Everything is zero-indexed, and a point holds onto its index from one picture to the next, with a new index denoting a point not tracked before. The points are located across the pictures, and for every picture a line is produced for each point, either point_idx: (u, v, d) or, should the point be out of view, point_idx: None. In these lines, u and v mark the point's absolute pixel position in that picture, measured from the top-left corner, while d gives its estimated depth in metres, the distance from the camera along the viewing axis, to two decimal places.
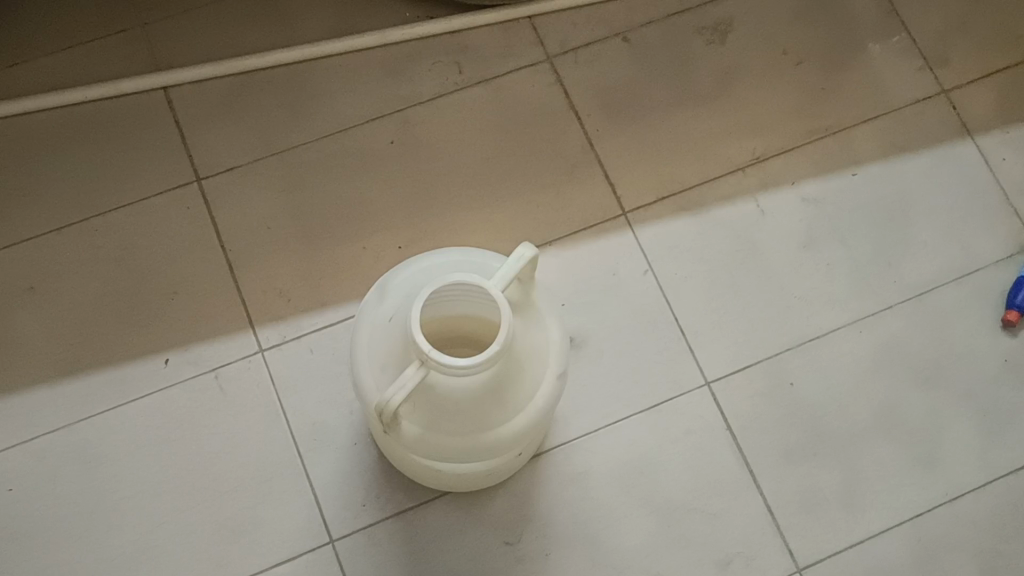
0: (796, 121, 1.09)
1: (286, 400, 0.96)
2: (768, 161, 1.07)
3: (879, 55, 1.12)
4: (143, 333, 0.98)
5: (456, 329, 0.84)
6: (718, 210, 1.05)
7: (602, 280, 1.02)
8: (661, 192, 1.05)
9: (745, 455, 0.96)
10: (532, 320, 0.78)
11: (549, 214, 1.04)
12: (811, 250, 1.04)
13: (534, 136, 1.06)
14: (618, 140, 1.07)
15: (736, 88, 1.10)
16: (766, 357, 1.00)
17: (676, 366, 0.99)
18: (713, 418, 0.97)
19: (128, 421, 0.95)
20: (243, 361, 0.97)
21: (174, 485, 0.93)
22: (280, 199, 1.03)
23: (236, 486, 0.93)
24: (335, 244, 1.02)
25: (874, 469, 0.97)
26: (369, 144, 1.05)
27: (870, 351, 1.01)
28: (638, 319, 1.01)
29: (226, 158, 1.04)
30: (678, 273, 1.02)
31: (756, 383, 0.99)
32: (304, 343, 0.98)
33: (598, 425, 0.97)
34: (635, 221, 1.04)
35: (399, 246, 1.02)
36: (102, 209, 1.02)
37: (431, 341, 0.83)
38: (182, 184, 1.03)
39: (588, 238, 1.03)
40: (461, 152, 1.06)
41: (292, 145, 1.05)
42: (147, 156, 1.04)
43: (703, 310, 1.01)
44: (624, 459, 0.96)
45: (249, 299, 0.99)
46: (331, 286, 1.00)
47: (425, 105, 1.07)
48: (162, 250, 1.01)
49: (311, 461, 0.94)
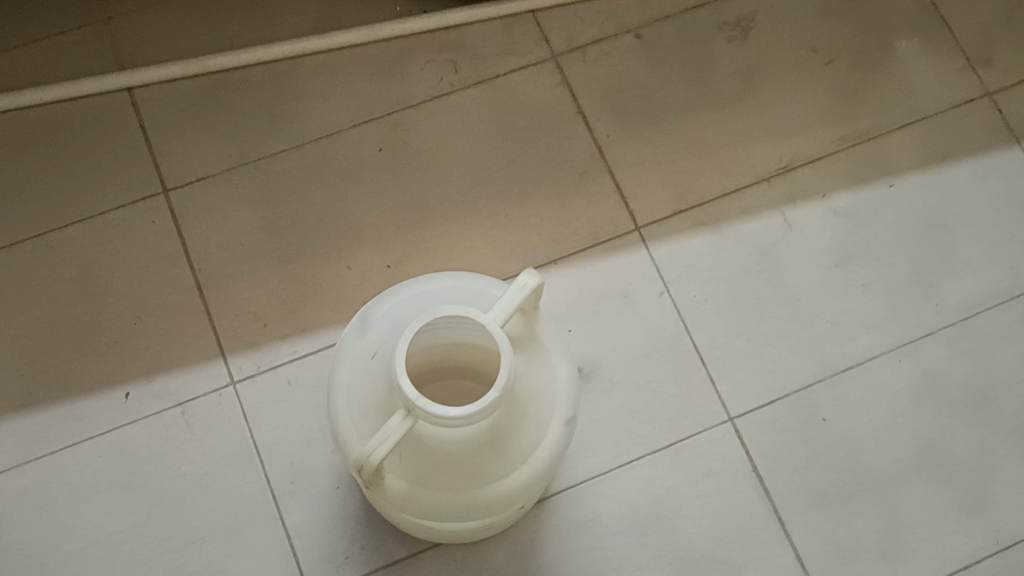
0: (826, 126, 0.99)
1: (261, 439, 0.86)
2: (795, 171, 0.97)
3: (917, 53, 1.02)
4: (103, 362, 0.88)
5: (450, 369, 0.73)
6: (742, 225, 0.95)
7: (613, 304, 0.92)
8: (679, 204, 0.95)
9: (773, 500, 0.86)
10: (537, 357, 0.68)
11: (554, 229, 0.94)
12: (844, 269, 0.94)
13: (536, 142, 0.96)
14: (631, 147, 0.97)
15: (759, 90, 1.00)
16: (794, 390, 0.90)
17: (696, 399, 0.89)
18: (736, 457, 0.87)
19: (84, 463, 0.85)
20: (212, 395, 0.87)
21: (134, 534, 0.83)
22: (256, 213, 0.93)
23: (203, 535, 0.83)
24: (316, 263, 0.91)
25: (916, 515, 0.87)
26: (355, 151, 0.95)
27: (910, 382, 0.91)
28: (653, 347, 0.90)
29: (196, 167, 0.94)
30: (698, 296, 0.92)
31: (784, 418, 0.89)
32: (281, 373, 0.88)
33: (608, 466, 0.87)
34: (649, 236, 0.94)
35: (388, 264, 0.92)
36: (58, 223, 0.92)
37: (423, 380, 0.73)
38: (146, 196, 0.93)
39: (596, 256, 0.93)
40: (457, 160, 0.95)
41: (269, 152, 0.95)
42: (109, 165, 0.94)
43: (725, 337, 0.91)
44: (638, 504, 0.86)
45: (220, 324, 0.89)
46: (312, 310, 0.90)
47: (418, 108, 0.97)
48: (123, 270, 0.91)
49: (288, 507, 0.84)
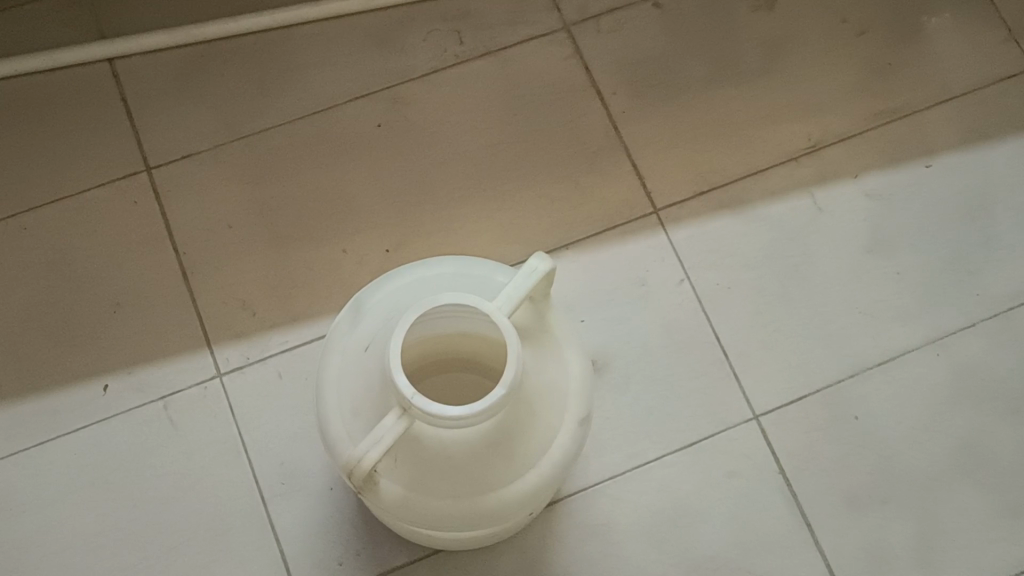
0: (857, 102, 0.92)
1: (248, 436, 0.80)
2: (825, 150, 0.90)
3: (954, 25, 0.95)
4: (80, 353, 0.82)
5: (452, 364, 0.67)
6: (768, 208, 0.88)
7: (628, 293, 0.85)
8: (699, 184, 0.88)
9: (801, 504, 0.80)
10: (547, 351, 0.61)
11: (565, 211, 0.87)
12: (877, 255, 0.88)
13: (547, 118, 0.90)
14: (648, 122, 0.90)
15: (786, 64, 0.93)
16: (824, 386, 0.83)
17: (717, 395, 0.82)
18: (761, 457, 0.81)
19: (60, 461, 0.79)
20: (197, 388, 0.81)
21: (111, 539, 0.77)
22: (245, 193, 0.87)
23: (186, 540, 0.77)
24: (310, 247, 0.85)
25: (955, 521, 0.80)
26: (353, 127, 0.89)
27: (948, 377, 0.84)
28: (671, 338, 0.84)
29: (180, 143, 0.88)
30: (719, 283, 0.86)
31: (813, 416, 0.82)
32: (270, 366, 0.81)
33: (622, 467, 0.80)
34: (668, 219, 0.87)
35: (387, 248, 0.85)
36: (34, 203, 0.86)
37: (423, 376, 0.67)
38: (127, 175, 0.87)
39: (611, 241, 0.86)
40: (461, 138, 0.89)
41: (259, 127, 0.88)
42: (87, 142, 0.88)
43: (749, 328, 0.85)
44: (655, 508, 0.79)
45: (205, 312, 0.83)
46: (304, 297, 0.84)
47: (419, 81, 0.90)
48: (103, 254, 0.85)
49: (277, 509, 0.78)
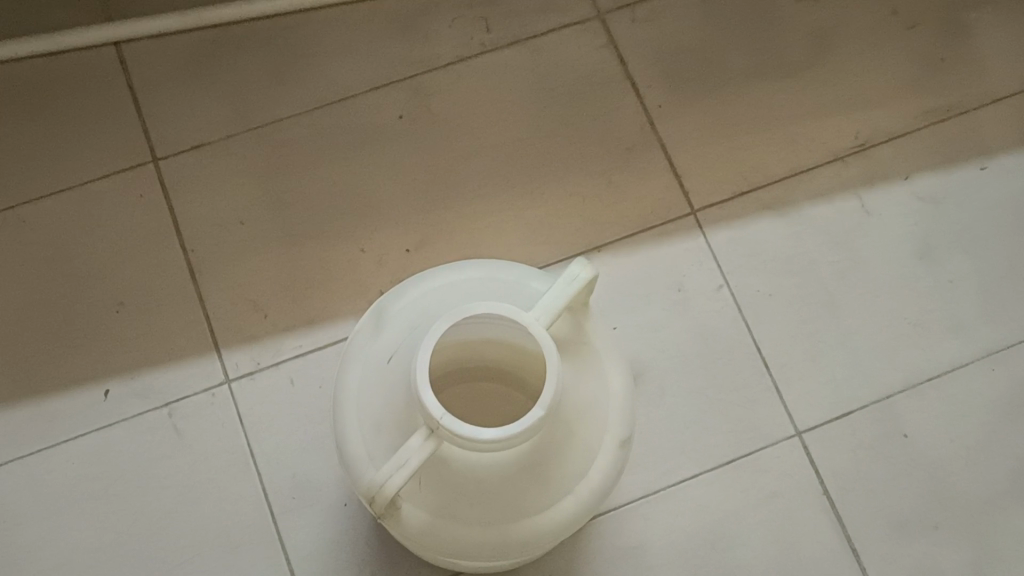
0: (908, 98, 0.86)
1: (258, 447, 0.75)
2: (874, 149, 0.85)
3: (1012, 18, 0.89)
4: (79, 356, 0.77)
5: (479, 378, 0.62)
6: (812, 210, 0.83)
7: (664, 299, 0.80)
8: (740, 184, 0.83)
9: (847, 528, 0.75)
10: (587, 365, 0.56)
11: (597, 211, 0.82)
12: (928, 262, 0.82)
13: (578, 112, 0.85)
14: (686, 118, 0.84)
15: (832, 57, 0.87)
16: (871, 402, 0.78)
17: (758, 410, 0.77)
18: (805, 477, 0.76)
19: (58, 471, 0.74)
20: (204, 395, 0.76)
21: (111, 555, 0.73)
22: (258, 187, 0.82)
23: (190, 557, 0.73)
24: (325, 245, 0.80)
25: (1012, 548, 0.75)
26: (373, 118, 0.84)
27: (1005, 394, 0.79)
28: (709, 348, 0.79)
29: (190, 133, 0.83)
30: (761, 290, 0.80)
31: (860, 434, 0.77)
32: (283, 372, 0.77)
33: (656, 486, 0.75)
34: (707, 221, 0.82)
35: (407, 248, 0.80)
36: (33, 195, 0.81)
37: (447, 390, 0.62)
38: (132, 166, 0.82)
39: (645, 243, 0.81)
40: (487, 131, 0.84)
41: (273, 118, 0.83)
42: (90, 130, 0.82)
43: (792, 338, 0.79)
44: (691, 530, 0.74)
45: (214, 314, 0.78)
46: (319, 299, 0.79)
47: (444, 70, 0.85)
48: (106, 250, 0.80)
49: (288, 526, 0.73)
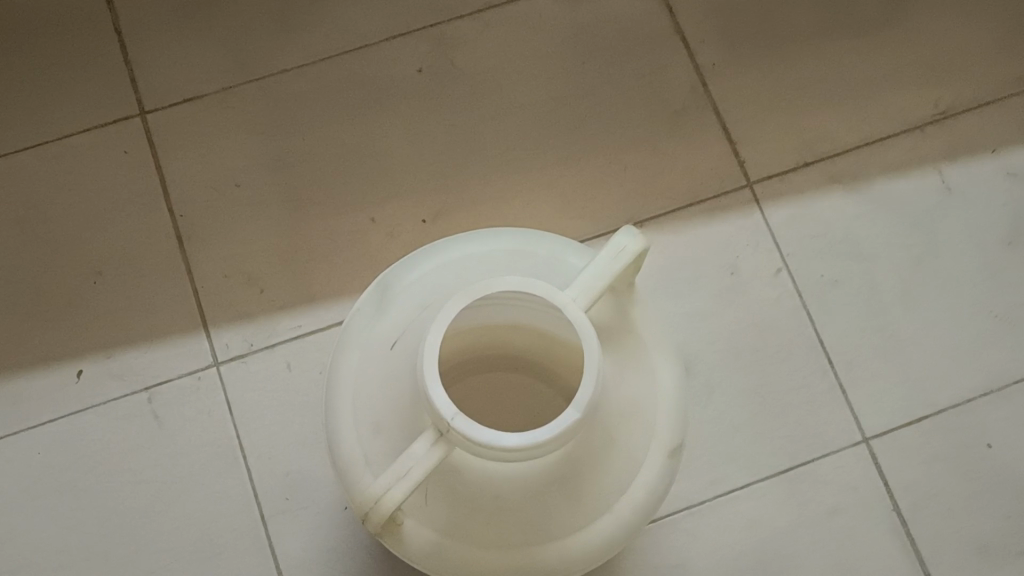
0: (997, 61, 0.75)
1: (249, 439, 0.66)
2: (958, 118, 0.74)
3: None
4: (50, 331, 0.68)
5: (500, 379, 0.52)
6: (885, 186, 0.73)
7: (714, 283, 0.70)
8: (803, 154, 0.73)
9: (918, 551, 0.65)
10: (631, 357, 0.47)
11: (640, 182, 0.72)
12: (1018, 249, 0.72)
13: (621, 68, 0.74)
14: (744, 79, 0.74)
15: (912, 12, 0.76)
16: (951, 407, 0.68)
17: (820, 412, 0.67)
18: (871, 492, 0.66)
19: (22, 460, 0.66)
20: (189, 379, 0.67)
21: (80, 557, 0.65)
22: (257, 146, 0.72)
23: (169, 562, 0.64)
24: (331, 213, 0.71)
25: None
26: (388, 71, 0.74)
27: None
28: (764, 341, 0.69)
29: (182, 83, 0.73)
30: (825, 275, 0.71)
31: (936, 443, 0.67)
32: (278, 355, 0.67)
33: (700, 497, 0.65)
34: (765, 195, 0.72)
35: (423, 219, 0.71)
36: (5, 149, 0.72)
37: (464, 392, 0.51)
38: (116, 118, 0.72)
39: (694, 218, 0.71)
40: (517, 89, 0.74)
41: (276, 68, 0.74)
42: (71, 77, 0.73)
43: (860, 331, 0.70)
44: (740, 548, 0.65)
45: (202, 287, 0.69)
46: (322, 274, 0.69)
47: (470, 17, 0.75)
48: (85, 213, 0.71)
49: (280, 530, 0.64)
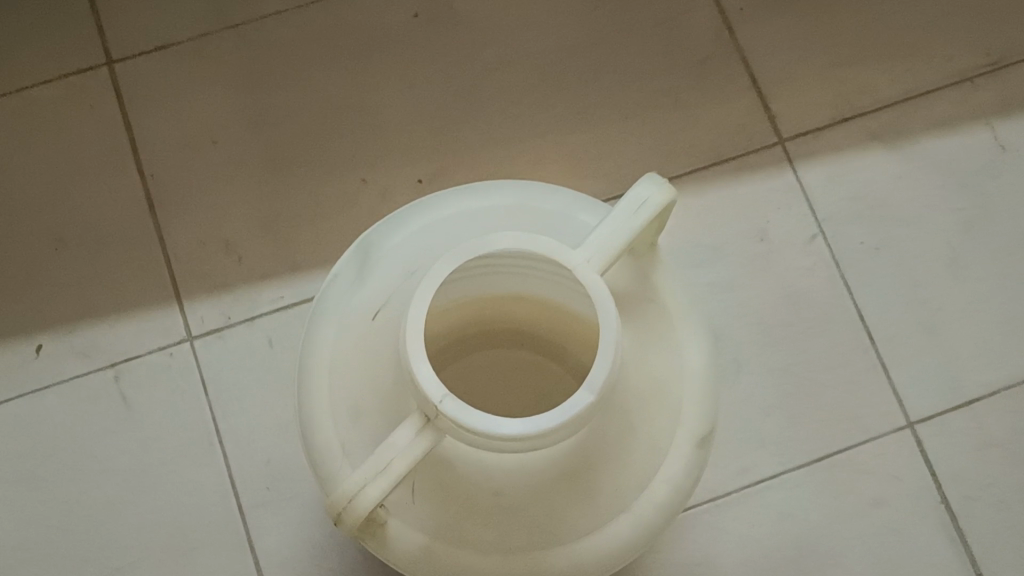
0: None
1: (226, 423, 0.60)
2: (1013, 68, 0.66)
3: None
4: (8, 303, 0.62)
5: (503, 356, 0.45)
6: (931, 143, 0.65)
7: (741, 251, 0.63)
8: (839, 109, 0.66)
9: (970, 547, 0.59)
10: (654, 332, 0.41)
11: (659, 139, 0.65)
12: None
13: (639, 13, 0.67)
14: (775, 26, 0.67)
15: None
16: (1005, 388, 0.61)
17: (860, 393, 0.61)
18: (917, 481, 0.59)
19: None
20: (160, 356, 0.61)
21: (41, 552, 0.58)
22: (236, 100, 0.65)
23: (138, 558, 0.58)
24: (318, 173, 0.64)
25: None
26: (381, 17, 0.67)
27: None
28: (797, 315, 0.62)
29: (153, 30, 0.66)
30: (864, 242, 0.64)
31: (989, 428, 0.60)
32: (259, 330, 0.61)
33: (727, 488, 0.59)
34: (798, 153, 0.65)
35: (419, 179, 0.64)
36: None
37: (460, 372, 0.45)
38: (81, 69, 0.65)
39: (719, 179, 0.64)
40: (523, 37, 0.67)
41: (258, 14, 0.66)
42: (30, 24, 0.66)
43: (904, 304, 0.63)
44: (771, 544, 0.58)
45: (175, 255, 0.63)
46: (308, 240, 0.63)
47: None
48: (48, 172, 0.64)
49: (261, 523, 0.58)
